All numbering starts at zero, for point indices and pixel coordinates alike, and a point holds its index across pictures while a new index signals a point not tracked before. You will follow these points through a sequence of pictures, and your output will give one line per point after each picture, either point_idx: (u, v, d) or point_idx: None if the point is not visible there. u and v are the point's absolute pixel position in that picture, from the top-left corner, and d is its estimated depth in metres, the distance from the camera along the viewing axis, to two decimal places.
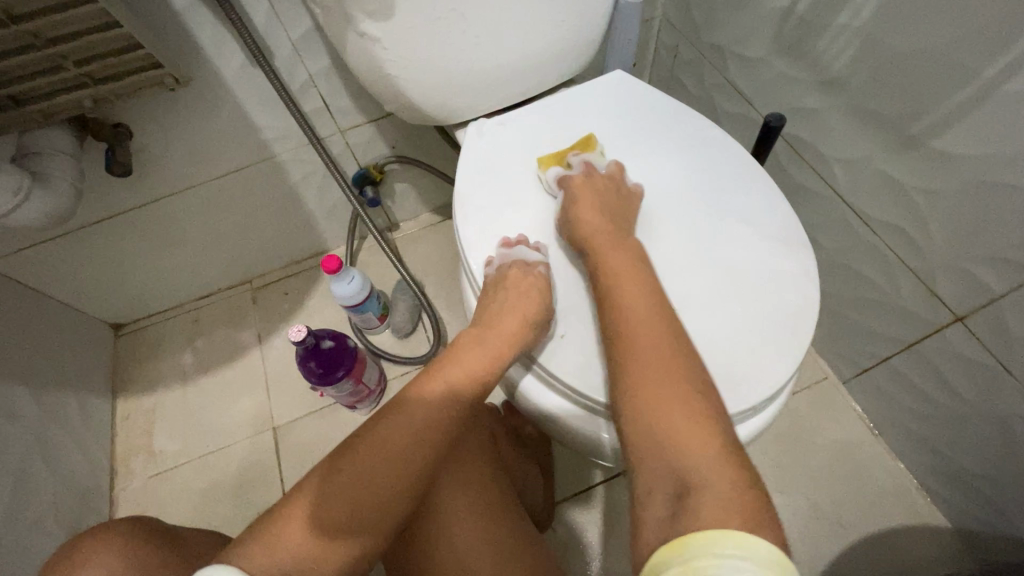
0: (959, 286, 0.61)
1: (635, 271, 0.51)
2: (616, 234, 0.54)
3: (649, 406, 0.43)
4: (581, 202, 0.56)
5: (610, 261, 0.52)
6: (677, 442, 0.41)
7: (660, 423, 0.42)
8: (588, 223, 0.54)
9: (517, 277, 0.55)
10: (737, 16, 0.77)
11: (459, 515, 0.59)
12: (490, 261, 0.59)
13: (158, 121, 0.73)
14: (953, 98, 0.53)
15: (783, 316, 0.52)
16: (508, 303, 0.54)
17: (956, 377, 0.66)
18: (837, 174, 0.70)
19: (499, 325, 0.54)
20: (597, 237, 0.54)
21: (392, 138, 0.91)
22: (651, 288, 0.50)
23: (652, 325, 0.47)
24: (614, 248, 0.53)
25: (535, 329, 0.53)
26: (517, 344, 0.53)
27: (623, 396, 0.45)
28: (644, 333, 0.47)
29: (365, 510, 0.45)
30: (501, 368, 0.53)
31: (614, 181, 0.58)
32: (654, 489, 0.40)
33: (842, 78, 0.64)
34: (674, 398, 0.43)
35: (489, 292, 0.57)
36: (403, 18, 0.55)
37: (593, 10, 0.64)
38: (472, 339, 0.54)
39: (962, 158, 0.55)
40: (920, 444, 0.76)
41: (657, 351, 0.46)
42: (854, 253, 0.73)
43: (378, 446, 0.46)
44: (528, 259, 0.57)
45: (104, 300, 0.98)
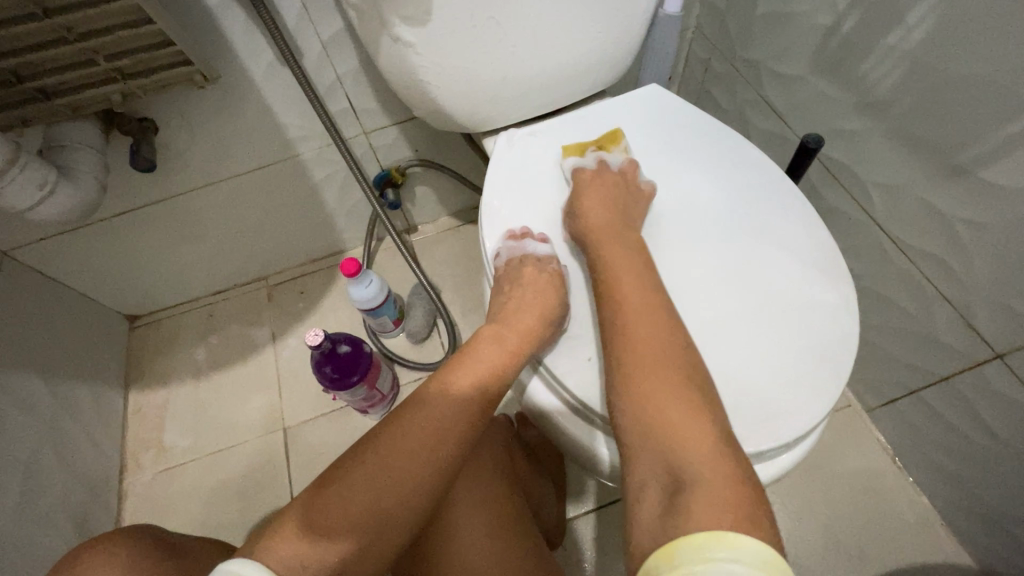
0: (1000, 322, 0.58)
1: (635, 263, 0.51)
2: (617, 225, 0.54)
3: (644, 394, 0.43)
4: (591, 195, 0.57)
5: (608, 254, 0.52)
6: (672, 432, 0.40)
7: (655, 411, 0.42)
8: (592, 216, 0.55)
9: (531, 273, 0.56)
10: (776, 32, 0.75)
11: (473, 534, 0.58)
12: (499, 253, 0.58)
13: (185, 117, 0.72)
14: (1006, 129, 0.51)
15: (820, 349, 0.50)
16: (525, 299, 0.55)
17: (991, 415, 0.63)
18: (875, 200, 0.68)
19: (516, 321, 0.54)
20: (600, 229, 0.54)
21: (415, 141, 0.90)
22: (644, 276, 0.50)
23: (651, 312, 0.47)
24: (616, 240, 0.53)
25: (551, 327, 0.54)
26: (534, 342, 0.53)
27: (618, 380, 0.45)
28: (637, 322, 0.46)
29: (378, 508, 0.44)
30: (517, 366, 0.53)
31: (624, 179, 0.58)
32: (647, 480, 0.40)
33: (887, 100, 0.62)
34: (671, 388, 0.43)
35: (501, 288, 0.57)
36: (439, 25, 0.54)
37: (632, 22, 0.62)
38: (489, 337, 0.54)
39: (1012, 191, 0.52)
40: (947, 480, 0.74)
41: (655, 339, 0.45)
42: (888, 280, 0.71)
43: (394, 440, 0.46)
44: (539, 255, 0.57)
45: (122, 292, 0.98)
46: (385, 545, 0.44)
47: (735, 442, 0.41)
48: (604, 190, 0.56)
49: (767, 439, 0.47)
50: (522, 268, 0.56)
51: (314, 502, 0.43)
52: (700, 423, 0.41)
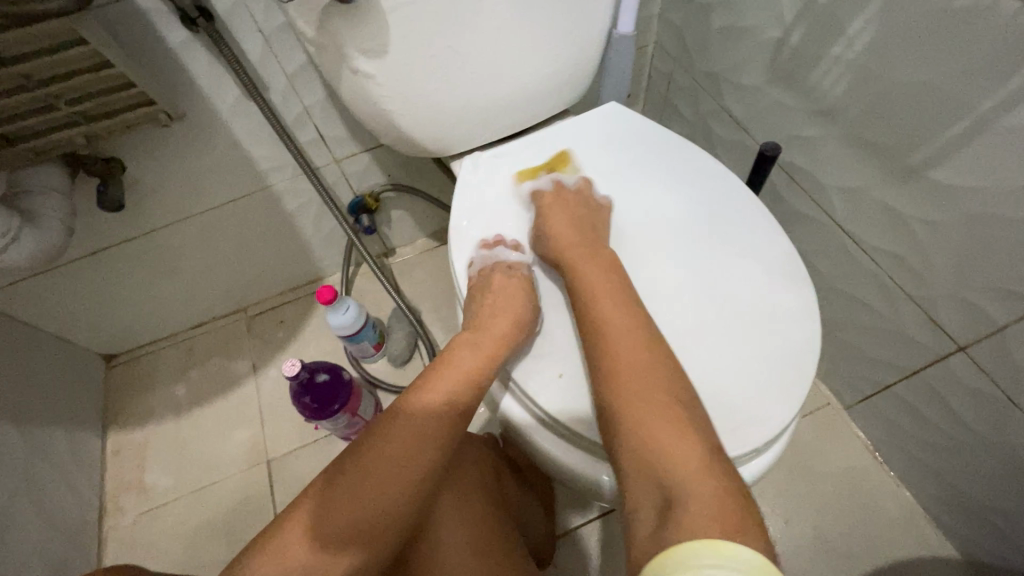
0: (960, 316, 0.60)
1: (610, 280, 0.52)
2: (591, 243, 0.55)
3: (631, 412, 0.44)
4: (552, 217, 0.59)
5: (584, 272, 0.53)
6: (658, 445, 0.41)
7: (642, 427, 0.43)
8: (563, 237, 0.56)
9: (500, 280, 0.57)
10: (730, 46, 0.77)
11: (458, 551, 0.57)
12: (472, 262, 0.60)
13: (152, 155, 0.73)
14: (949, 131, 0.53)
15: (786, 353, 0.51)
16: (497, 304, 0.55)
17: (962, 408, 0.65)
18: (835, 202, 0.70)
19: (489, 326, 0.54)
20: (571, 249, 0.55)
21: (387, 166, 0.91)
22: (619, 291, 0.51)
23: (632, 330, 0.48)
24: (590, 258, 0.54)
25: (523, 330, 0.54)
26: (509, 346, 0.53)
27: (606, 400, 0.46)
28: (622, 341, 0.47)
29: (358, 518, 0.45)
30: (493, 368, 0.53)
31: (583, 196, 0.60)
32: (643, 497, 0.40)
33: (838, 107, 0.64)
34: (658, 404, 0.43)
35: (473, 297, 0.58)
36: (397, 56, 0.55)
37: (588, 44, 0.64)
38: (464, 343, 0.54)
39: (959, 190, 0.54)
40: (927, 473, 0.75)
41: (638, 358, 0.46)
42: (854, 280, 0.73)
43: (371, 451, 0.47)
44: (511, 262, 0.59)
45: (97, 332, 0.96)
46: (369, 552, 0.45)
47: (723, 455, 0.41)
48: (570, 213, 0.58)
49: (739, 444, 0.47)
50: (492, 276, 0.57)
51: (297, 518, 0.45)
52: (686, 436, 0.41)
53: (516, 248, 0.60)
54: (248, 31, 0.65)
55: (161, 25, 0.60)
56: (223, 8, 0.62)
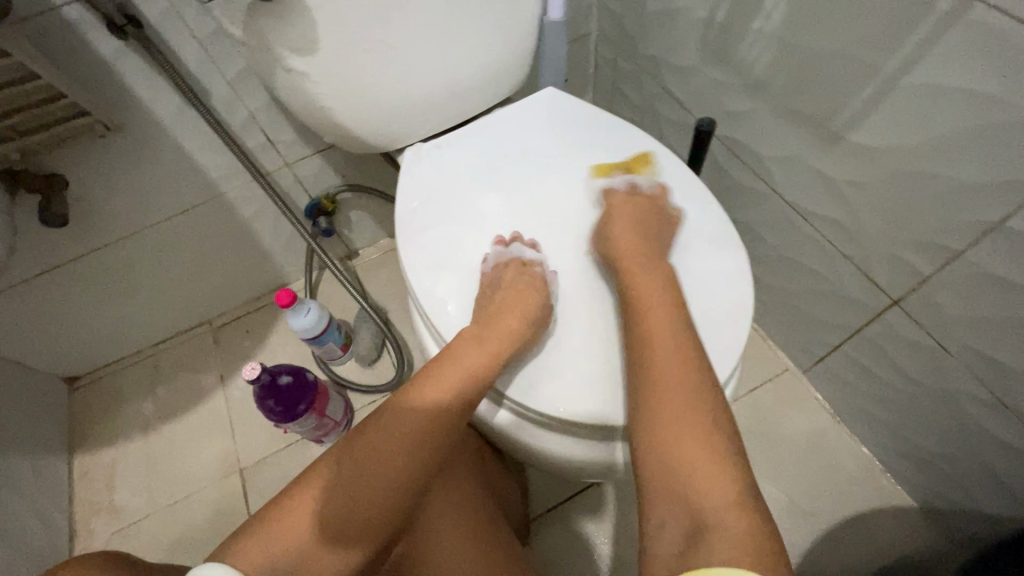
0: (891, 271, 0.63)
1: (663, 295, 0.50)
2: (650, 256, 0.54)
3: (664, 428, 0.43)
4: (616, 219, 0.57)
5: (638, 281, 0.51)
6: (690, 468, 0.40)
7: (676, 447, 0.41)
8: (617, 239, 0.55)
9: (512, 275, 0.56)
10: (666, 28, 0.79)
11: (447, 536, 0.57)
12: (486, 258, 0.59)
13: (96, 168, 0.72)
14: (863, 94, 0.55)
15: (722, 316, 0.53)
16: (506, 300, 0.55)
17: (902, 359, 0.67)
18: (773, 172, 0.73)
19: (497, 322, 0.53)
20: (629, 254, 0.54)
21: (341, 167, 0.92)
22: (676, 309, 0.49)
23: (678, 346, 0.46)
24: (647, 268, 0.53)
25: (533, 326, 0.54)
26: (518, 342, 0.53)
27: (639, 416, 0.45)
28: (669, 359, 0.46)
29: (363, 508, 0.45)
30: (500, 364, 0.52)
31: (654, 202, 0.59)
32: (668, 517, 0.39)
33: (765, 80, 0.66)
34: (694, 424, 0.42)
35: (484, 290, 0.58)
36: (329, 53, 0.56)
37: (519, 31, 0.66)
38: (471, 336, 0.53)
39: (877, 150, 0.57)
40: (879, 427, 0.78)
41: (678, 373, 0.45)
42: (798, 246, 0.75)
43: (376, 443, 0.47)
44: (524, 258, 0.57)
45: (56, 354, 0.95)
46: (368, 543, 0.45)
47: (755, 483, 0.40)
48: (635, 216, 0.57)
49: None
50: (505, 273, 0.56)
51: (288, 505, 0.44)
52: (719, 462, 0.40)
53: (532, 246, 0.59)
54: (182, 38, 0.65)
55: (90, 35, 0.60)
56: (153, 15, 0.62)
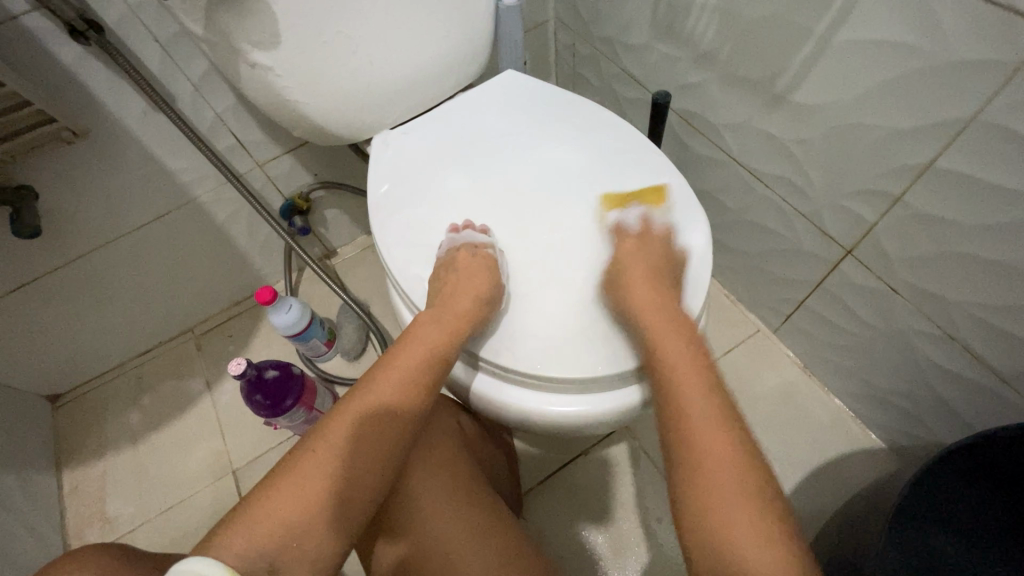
0: (841, 222, 0.67)
1: (689, 349, 0.50)
2: (666, 304, 0.54)
3: (703, 496, 0.42)
4: (632, 267, 0.56)
5: (665, 340, 0.51)
6: (733, 530, 0.40)
7: (719, 513, 0.41)
8: (637, 295, 0.54)
9: (464, 259, 0.57)
10: (617, 9, 0.83)
11: (431, 502, 0.59)
12: (441, 245, 0.61)
13: (66, 177, 0.72)
14: (799, 56, 0.59)
15: (681, 269, 0.58)
16: (460, 281, 0.57)
17: (859, 306, 0.72)
18: (727, 139, 0.76)
19: (453, 304, 0.55)
20: (646, 310, 0.53)
21: (312, 165, 0.93)
22: (698, 360, 0.50)
23: (711, 406, 0.46)
24: (670, 320, 0.53)
25: (488, 305, 0.56)
26: (475, 319, 0.55)
27: (681, 471, 0.44)
28: (702, 413, 0.46)
29: (340, 488, 0.47)
30: (460, 342, 0.55)
31: (664, 245, 0.58)
32: None
33: (712, 51, 0.70)
34: (732, 484, 0.42)
35: (438, 275, 0.59)
36: (291, 45, 0.57)
37: (478, 19, 0.69)
38: (428, 320, 0.55)
39: (817, 107, 0.61)
40: (846, 375, 0.82)
41: (713, 425, 0.45)
42: (757, 209, 0.79)
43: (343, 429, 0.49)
44: (476, 241, 0.59)
45: (37, 371, 0.94)
46: (349, 520, 0.47)
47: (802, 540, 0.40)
48: (649, 267, 0.56)
49: None
50: (457, 254, 0.58)
51: (268, 495, 0.45)
52: (763, 522, 0.40)
53: (483, 231, 0.60)
54: (145, 42, 0.66)
55: (51, 43, 0.61)
56: (113, 20, 0.63)
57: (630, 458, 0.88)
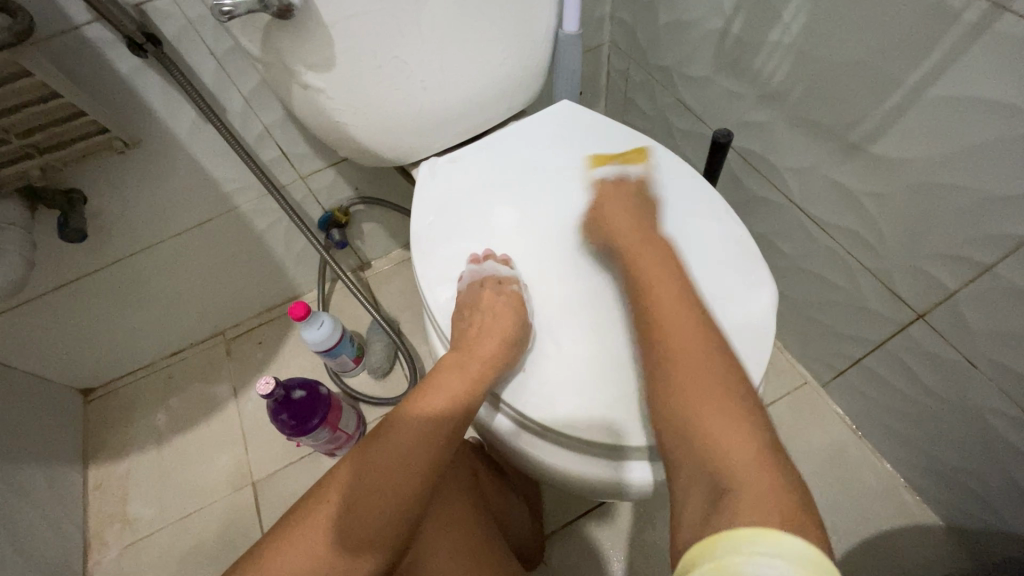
0: (913, 284, 0.62)
1: (665, 270, 0.52)
2: (643, 229, 0.56)
3: (683, 406, 0.44)
4: (612, 208, 0.59)
5: (642, 259, 0.53)
6: (709, 432, 0.41)
7: (695, 421, 0.42)
8: (615, 224, 0.57)
9: (489, 297, 0.56)
10: (679, 39, 0.79)
11: (446, 558, 0.56)
12: (461, 278, 0.59)
13: (114, 182, 0.73)
14: (883, 106, 0.55)
15: (740, 332, 0.52)
16: (485, 324, 0.55)
17: (926, 374, 0.66)
18: (790, 183, 0.71)
19: (478, 349, 0.54)
20: (624, 236, 0.56)
21: (354, 179, 0.92)
22: (677, 277, 0.51)
23: (698, 331, 0.47)
24: (653, 247, 0.55)
25: (513, 350, 0.54)
26: (499, 366, 0.53)
27: (660, 380, 0.46)
28: (677, 331, 0.47)
29: (353, 540, 0.45)
30: (483, 389, 0.52)
31: (637, 189, 0.61)
32: (692, 488, 0.40)
33: (782, 91, 0.65)
34: (710, 396, 0.43)
35: (462, 313, 0.58)
36: (344, 68, 0.56)
37: (534, 47, 0.66)
38: (452, 364, 0.54)
39: (900, 161, 0.56)
40: (903, 443, 0.76)
41: (694, 346, 0.46)
42: (816, 258, 0.74)
43: (359, 476, 0.47)
44: (500, 276, 0.57)
45: (72, 366, 0.95)
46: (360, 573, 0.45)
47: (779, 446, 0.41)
48: (628, 205, 0.59)
49: None
50: (481, 293, 0.56)
51: (283, 542, 0.45)
52: (744, 430, 0.41)
53: (505, 262, 0.59)
54: (200, 54, 0.66)
55: (110, 53, 0.61)
56: (171, 33, 0.62)
57: (660, 508, 0.83)
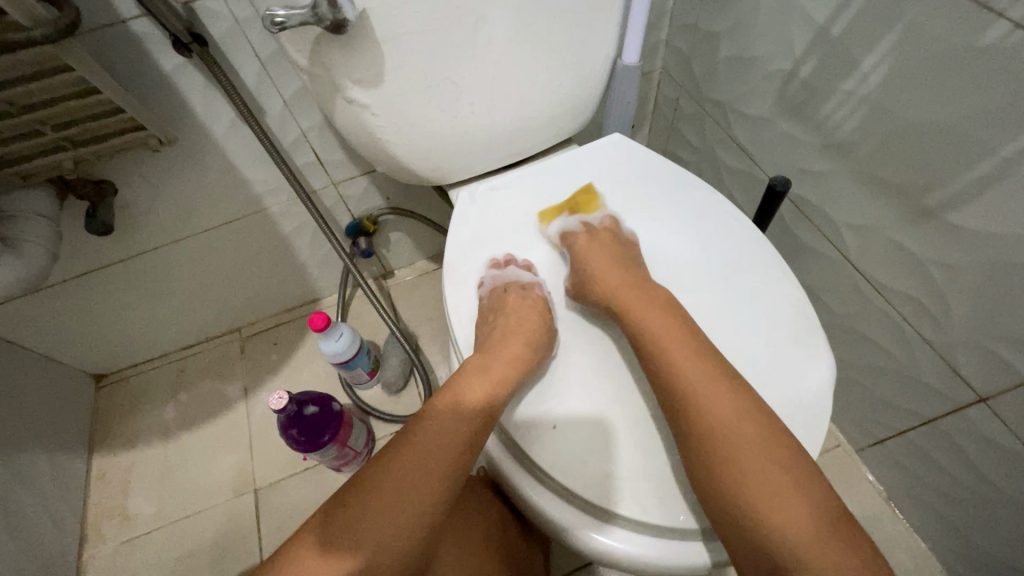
0: (979, 365, 0.57)
1: (678, 331, 0.49)
2: (631, 278, 0.54)
3: (742, 486, 0.41)
4: (593, 259, 0.56)
5: (651, 323, 0.49)
6: (766, 504, 0.41)
7: (754, 495, 0.41)
8: (608, 280, 0.53)
9: (513, 301, 0.55)
10: (739, 75, 0.75)
11: None
12: (482, 282, 0.58)
13: (145, 176, 0.71)
14: (967, 174, 0.50)
15: (794, 409, 0.49)
16: (509, 327, 0.53)
17: (981, 461, 0.61)
18: (847, 239, 0.67)
19: (500, 352, 0.51)
20: (620, 293, 0.52)
21: (386, 189, 0.89)
22: (689, 337, 0.48)
23: (720, 398, 0.45)
24: (649, 306, 0.51)
25: (538, 353, 0.52)
26: (521, 370, 0.50)
27: (694, 456, 0.44)
28: (707, 404, 0.44)
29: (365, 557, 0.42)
30: (506, 394, 0.49)
31: (614, 233, 0.58)
32: (754, 566, 0.41)
33: (850, 143, 0.61)
34: (762, 462, 0.42)
35: (484, 320, 0.56)
36: (392, 85, 0.53)
37: (591, 75, 0.63)
38: (471, 367, 0.51)
39: (979, 234, 0.52)
40: (944, 524, 0.71)
41: (726, 415, 0.44)
42: (865, 320, 0.70)
43: (374, 488, 0.44)
44: (523, 282, 0.57)
45: (87, 352, 0.94)
46: None
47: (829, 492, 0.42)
48: (613, 256, 0.56)
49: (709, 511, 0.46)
50: (504, 297, 0.55)
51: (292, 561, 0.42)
52: (799, 492, 0.41)
53: (528, 269, 0.59)
54: (244, 55, 0.64)
55: (154, 48, 0.59)
56: (218, 33, 0.61)
57: None
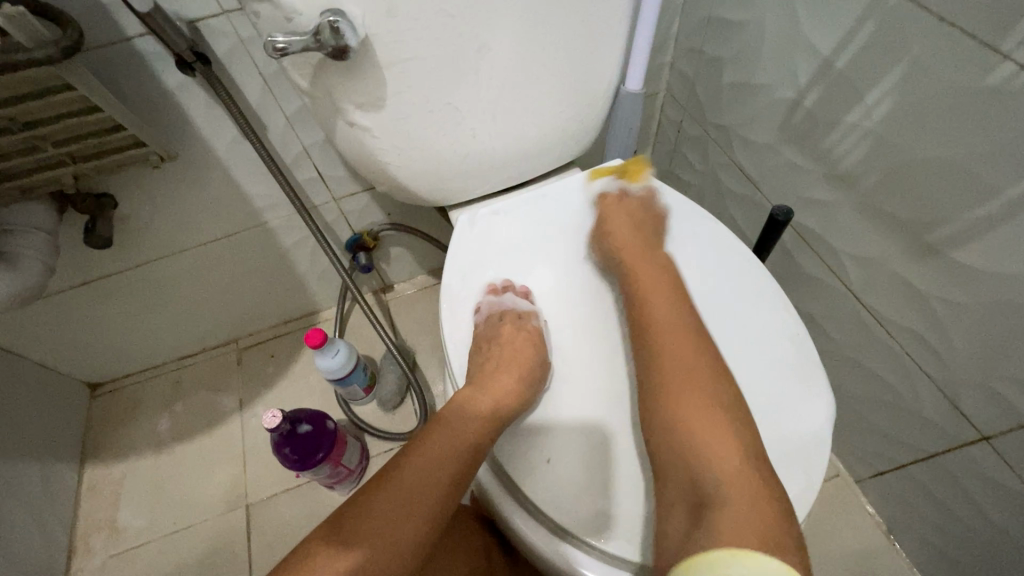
0: (983, 404, 0.56)
1: (664, 284, 0.54)
2: (647, 245, 0.58)
3: (682, 417, 0.44)
4: (616, 221, 0.60)
5: (641, 270, 0.55)
6: (700, 446, 0.43)
7: (691, 428, 0.44)
8: (621, 238, 0.58)
9: (508, 331, 0.54)
10: (742, 101, 0.75)
11: None
12: (478, 309, 0.58)
13: (145, 190, 0.71)
14: (971, 213, 0.50)
15: (792, 447, 0.48)
16: (502, 358, 0.53)
17: (984, 500, 0.60)
18: (849, 269, 0.66)
19: (493, 385, 0.51)
20: (628, 248, 0.57)
21: (387, 205, 0.89)
22: (676, 293, 0.53)
23: (689, 341, 0.49)
24: (652, 266, 0.55)
25: (531, 387, 0.51)
26: (514, 404, 0.50)
27: (648, 373, 0.48)
28: (675, 335, 0.49)
29: None
30: (497, 428, 0.49)
31: (645, 204, 0.62)
32: (675, 497, 0.42)
33: (853, 175, 0.61)
34: (702, 403, 0.45)
35: (479, 348, 0.56)
36: (394, 110, 0.53)
37: (594, 100, 0.63)
38: (463, 399, 0.51)
39: (983, 273, 0.51)
40: (944, 560, 0.70)
41: (683, 352, 0.48)
42: (867, 351, 0.69)
43: (362, 518, 0.43)
44: (520, 310, 0.56)
45: (83, 361, 0.94)
46: None
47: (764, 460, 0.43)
48: (634, 221, 0.60)
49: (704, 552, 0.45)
50: (500, 326, 0.55)
51: None
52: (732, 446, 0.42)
53: (525, 296, 0.57)
54: (248, 73, 0.64)
55: (158, 66, 0.59)
56: (222, 51, 0.61)
57: None
